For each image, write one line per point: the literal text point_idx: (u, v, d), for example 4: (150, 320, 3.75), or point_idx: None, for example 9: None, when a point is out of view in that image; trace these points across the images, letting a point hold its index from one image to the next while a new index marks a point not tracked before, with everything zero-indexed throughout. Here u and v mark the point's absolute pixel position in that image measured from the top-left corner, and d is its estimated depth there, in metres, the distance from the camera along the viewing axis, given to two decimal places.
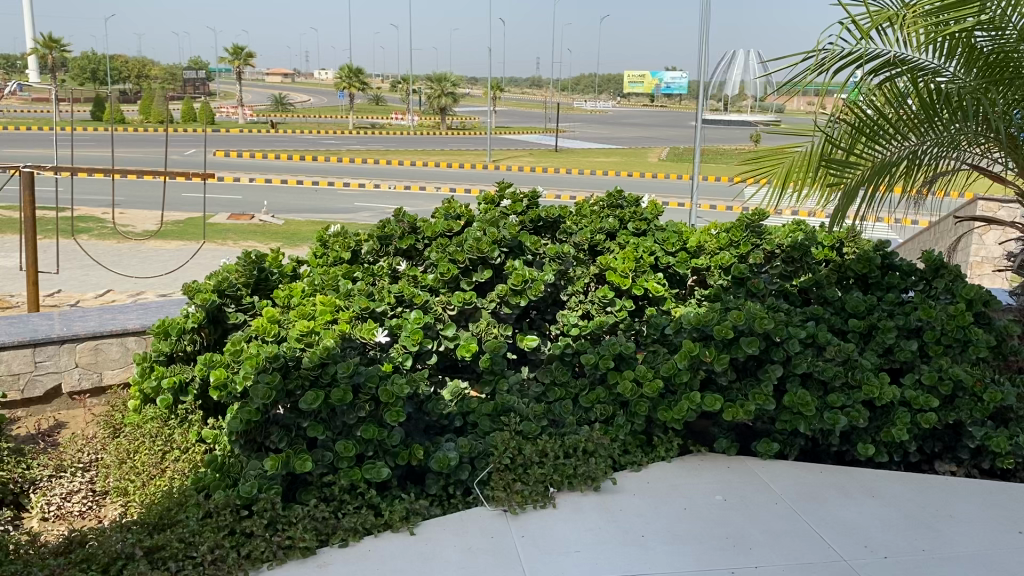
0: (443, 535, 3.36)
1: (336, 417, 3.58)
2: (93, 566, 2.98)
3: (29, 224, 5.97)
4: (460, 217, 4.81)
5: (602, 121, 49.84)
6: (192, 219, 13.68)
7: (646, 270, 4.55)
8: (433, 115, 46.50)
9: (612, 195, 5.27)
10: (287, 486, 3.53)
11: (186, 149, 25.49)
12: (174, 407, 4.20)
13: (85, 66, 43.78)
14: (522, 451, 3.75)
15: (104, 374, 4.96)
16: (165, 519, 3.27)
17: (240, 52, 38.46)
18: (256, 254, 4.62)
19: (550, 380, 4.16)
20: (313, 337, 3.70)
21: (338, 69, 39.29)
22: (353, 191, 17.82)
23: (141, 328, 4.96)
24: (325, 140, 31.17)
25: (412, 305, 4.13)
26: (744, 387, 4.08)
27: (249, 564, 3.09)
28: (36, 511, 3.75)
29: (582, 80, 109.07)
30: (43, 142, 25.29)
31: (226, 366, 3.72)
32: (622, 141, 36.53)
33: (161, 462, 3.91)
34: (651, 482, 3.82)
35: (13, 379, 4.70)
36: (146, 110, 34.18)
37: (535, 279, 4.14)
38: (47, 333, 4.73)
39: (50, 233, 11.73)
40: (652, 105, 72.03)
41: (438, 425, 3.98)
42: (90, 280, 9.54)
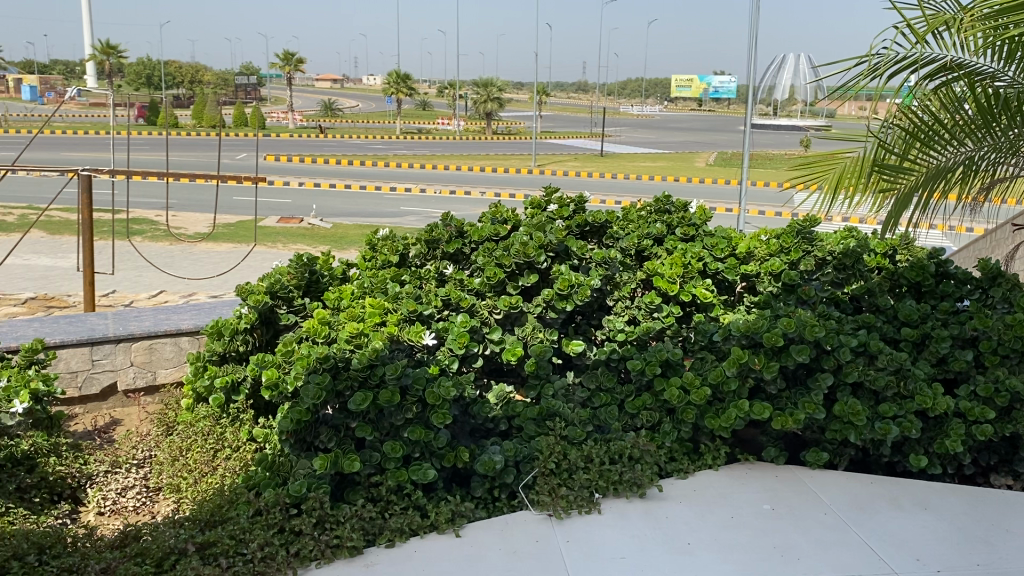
0: (489, 538, 3.39)
1: (384, 418, 3.62)
2: (147, 560, 3.03)
3: (86, 225, 6.12)
4: (507, 222, 4.82)
5: (649, 126, 49.55)
6: (243, 222, 13.91)
7: (694, 276, 4.52)
8: (479, 120, 46.66)
9: (660, 201, 5.27)
10: (334, 486, 3.57)
11: (238, 153, 25.94)
12: (225, 406, 4.27)
13: (141, 71, 44.78)
14: (568, 455, 3.76)
15: (158, 372, 5.09)
16: (216, 516, 3.33)
17: (291, 58, 38.99)
18: (308, 257, 4.67)
19: (596, 385, 4.16)
20: (363, 338, 3.74)
21: (386, 75, 39.61)
22: (401, 195, 17.99)
23: (195, 329, 5.07)
24: (373, 145, 31.49)
25: (459, 308, 4.15)
26: (793, 396, 4.03)
27: (298, 562, 3.16)
28: (92, 505, 3.85)
29: (629, 85, 108.59)
30: (99, 146, 25.92)
31: (278, 366, 3.80)
32: (669, 146, 36.32)
33: (213, 460, 3.99)
34: (698, 490, 3.79)
35: (71, 376, 4.83)
36: (198, 114, 34.85)
37: (582, 284, 4.15)
38: (104, 332, 4.86)
39: (106, 236, 12.03)
40: (699, 110, 71.44)
41: (483, 428, 3.99)
42: (144, 281, 9.75)
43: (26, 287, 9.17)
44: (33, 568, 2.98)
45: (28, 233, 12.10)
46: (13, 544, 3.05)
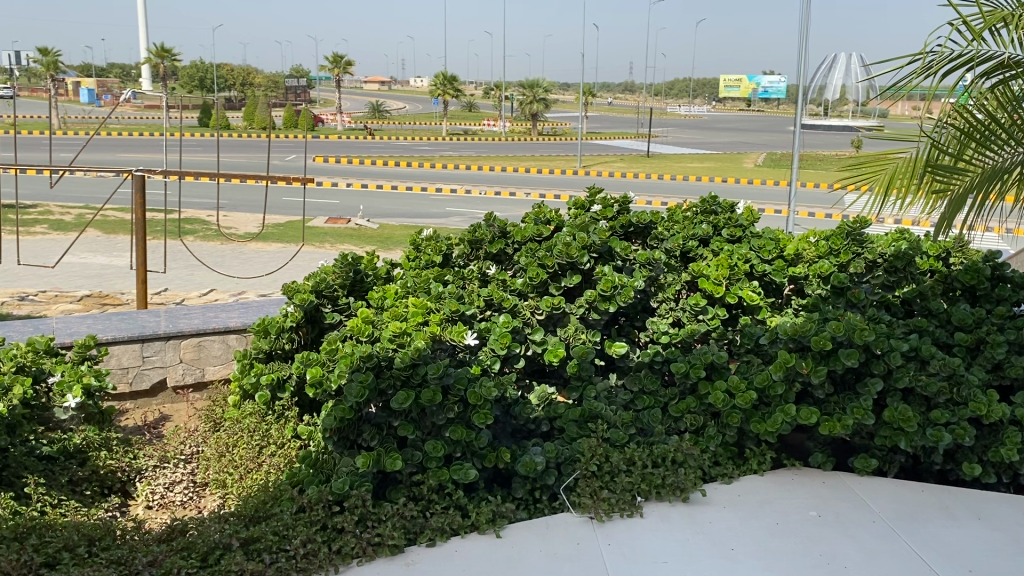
0: (530, 539, 3.38)
1: (426, 417, 3.63)
2: (193, 554, 3.08)
3: (138, 224, 6.23)
4: (550, 222, 4.80)
5: (695, 126, 49.10)
6: (292, 222, 14.11)
7: (741, 278, 4.46)
8: (525, 121, 46.68)
9: (706, 201, 5.22)
10: (377, 484, 3.59)
11: (287, 154, 26.30)
12: (271, 403, 4.33)
13: (194, 74, 45.63)
14: (610, 458, 3.72)
15: (206, 370, 5.17)
16: (261, 512, 3.37)
17: (338, 60, 39.40)
18: (353, 256, 4.72)
19: (639, 388, 4.11)
20: (406, 337, 3.75)
21: (433, 77, 39.85)
22: (446, 197, 18.08)
23: (243, 327, 5.15)
24: (420, 146, 31.72)
25: (501, 308, 4.15)
26: (842, 401, 3.95)
27: (340, 559, 3.18)
28: (142, 499, 3.92)
29: (676, 86, 107.77)
30: (154, 148, 26.48)
31: (322, 364, 3.81)
32: (717, 146, 35.97)
33: (258, 456, 4.04)
34: (742, 495, 3.73)
35: (122, 372, 4.93)
36: (250, 116, 35.38)
37: (625, 285, 4.10)
38: (154, 329, 4.95)
39: (159, 235, 12.28)
40: (747, 110, 70.61)
41: (525, 429, 3.98)
42: (194, 280, 9.93)
43: (83, 285, 9.41)
44: (84, 559, 3.04)
45: (84, 232, 12.40)
46: (64, 536, 3.13)
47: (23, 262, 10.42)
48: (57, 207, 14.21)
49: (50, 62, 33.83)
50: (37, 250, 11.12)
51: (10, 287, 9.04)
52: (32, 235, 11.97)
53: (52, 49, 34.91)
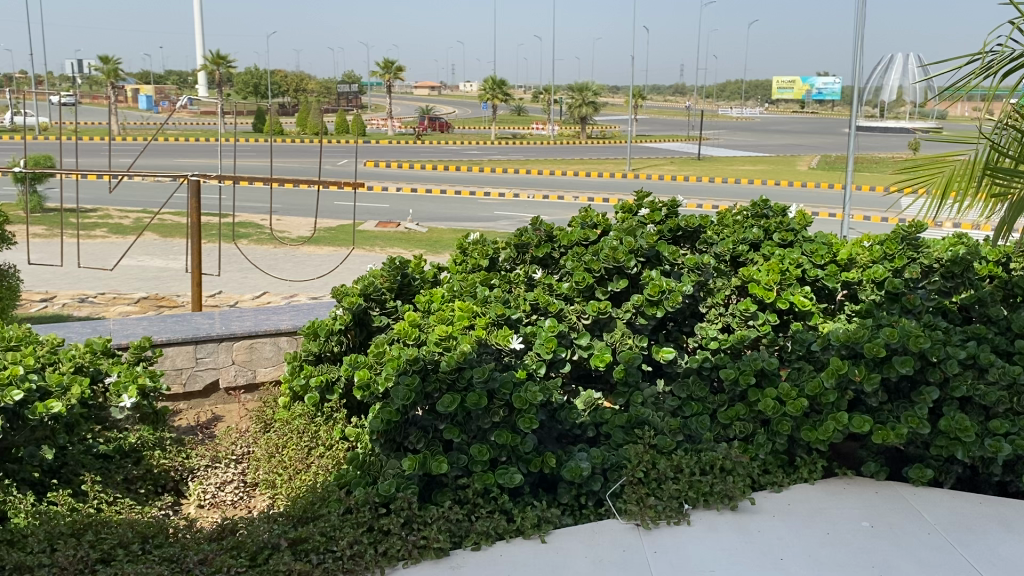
0: (575, 545, 3.36)
1: (471, 421, 3.65)
2: (243, 553, 3.13)
3: (194, 228, 6.28)
4: (596, 226, 4.78)
5: (747, 128, 48.46)
6: (343, 226, 14.30)
7: (792, 283, 4.37)
8: (574, 124, 46.59)
9: (757, 205, 5.15)
10: (423, 487, 3.61)
11: (339, 159, 26.61)
12: (320, 404, 4.38)
13: (249, 80, 46.48)
14: (657, 465, 3.68)
15: (258, 371, 5.26)
16: (309, 513, 3.41)
17: (390, 66, 39.71)
18: (400, 260, 4.75)
19: (687, 395, 4.04)
20: (451, 341, 3.72)
21: (483, 81, 39.98)
22: (495, 200, 18.14)
23: (293, 329, 5.22)
24: (469, 150, 31.85)
25: (547, 313, 4.15)
26: (896, 409, 3.87)
27: (386, 561, 3.20)
28: (194, 498, 4.01)
29: (728, 88, 106.65)
30: (210, 153, 27.02)
31: (369, 367, 3.85)
32: (768, 148, 35.49)
33: (307, 457, 4.08)
34: (792, 504, 3.67)
35: (176, 373, 5.04)
36: (303, 122, 35.92)
37: (673, 290, 4.04)
38: (208, 332, 5.05)
39: (214, 239, 12.53)
40: (800, 112, 69.58)
41: (571, 434, 3.97)
42: (247, 283, 10.11)
43: (140, 287, 9.65)
44: (137, 556, 3.11)
45: (142, 235, 12.71)
46: (119, 533, 3.20)
47: (83, 264, 10.71)
48: (116, 211, 14.60)
49: (111, 70, 34.79)
50: (97, 253, 11.42)
51: (70, 289, 9.31)
52: (92, 238, 12.30)
53: (113, 56, 35.84)
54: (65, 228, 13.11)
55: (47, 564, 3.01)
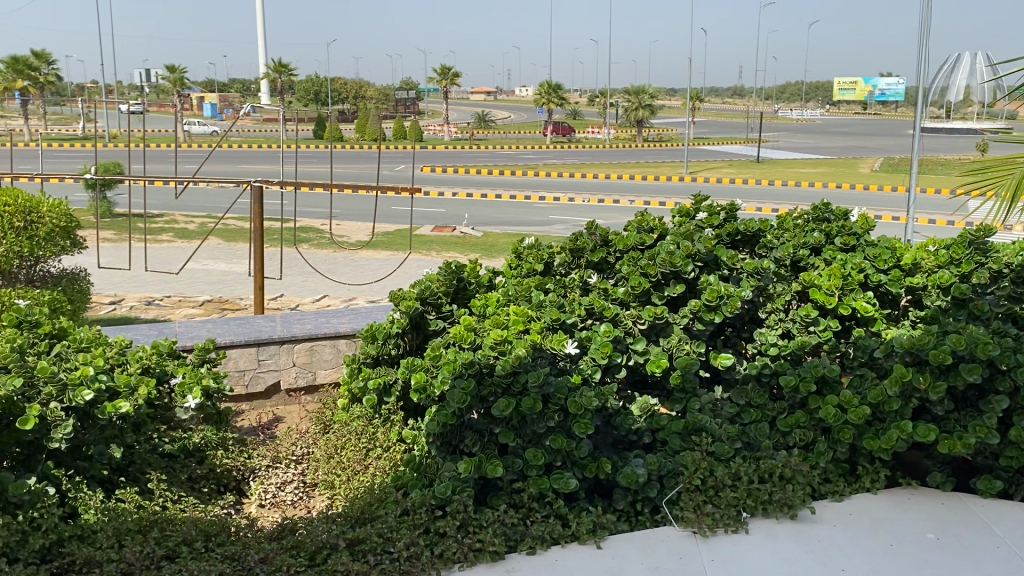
0: (631, 551, 3.34)
1: (527, 425, 3.65)
2: (302, 553, 3.19)
3: (256, 232, 6.42)
4: (653, 230, 4.76)
5: (808, 130, 47.51)
6: (400, 230, 14.46)
7: (855, 288, 4.27)
8: (631, 128, 46.35)
9: (818, 208, 5.06)
10: (478, 490, 3.63)
11: (397, 164, 26.91)
12: (378, 407, 4.43)
13: (309, 87, 47.28)
14: (714, 472, 3.63)
15: (318, 373, 5.35)
16: (366, 514, 3.45)
17: (447, 72, 40.00)
18: (456, 264, 4.78)
19: (745, 402, 3.98)
20: (506, 345, 3.73)
21: (538, 85, 40.00)
22: (551, 205, 18.15)
23: (352, 332, 5.31)
24: (525, 155, 31.94)
25: (602, 317, 4.14)
26: (963, 418, 3.76)
27: (442, 563, 3.22)
28: (254, 498, 4.08)
29: (788, 90, 104.90)
30: (271, 159, 27.60)
31: (426, 370, 3.87)
32: (830, 151, 34.76)
33: (365, 458, 4.13)
34: (854, 514, 3.60)
35: (239, 374, 5.15)
36: (361, 128, 36.43)
37: (731, 295, 3.99)
38: (270, 334, 5.17)
39: (275, 243, 12.79)
40: (862, 113, 68.13)
41: (627, 440, 3.94)
42: (308, 286, 10.32)
43: (204, 290, 9.89)
44: (200, 553, 3.19)
45: (206, 240, 13.04)
46: (183, 530, 3.28)
47: (150, 267, 11.03)
48: (182, 216, 14.99)
49: (176, 78, 35.72)
50: (163, 257, 11.74)
51: (138, 292, 9.58)
52: (159, 243, 12.65)
53: (179, 65, 36.83)
54: (133, 233, 13.51)
55: (115, 559, 3.10)
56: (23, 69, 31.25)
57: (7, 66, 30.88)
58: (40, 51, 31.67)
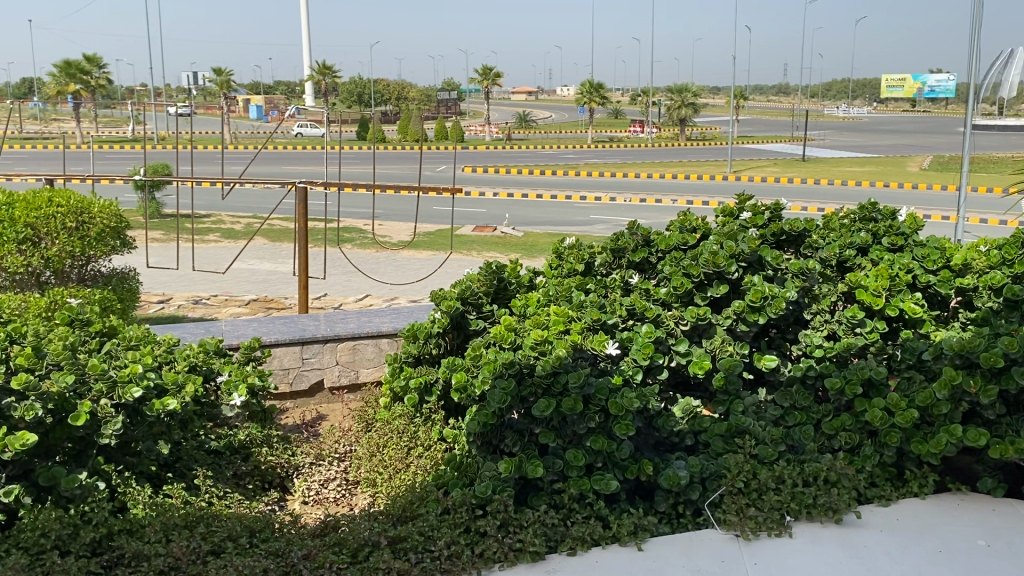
0: (673, 553, 3.33)
1: (567, 425, 3.64)
2: (344, 549, 3.22)
3: (301, 233, 6.49)
4: (696, 230, 4.72)
5: (855, 128, 46.75)
6: (442, 230, 14.54)
7: (902, 289, 4.19)
8: (673, 126, 45.99)
9: (865, 207, 4.97)
10: (519, 490, 3.63)
11: (439, 165, 27.05)
12: (419, 406, 4.46)
13: (353, 89, 47.76)
14: (758, 475, 3.59)
15: (360, 372, 5.41)
16: (407, 512, 3.47)
17: (488, 73, 40.07)
18: (497, 264, 4.79)
19: (790, 404, 3.92)
20: (547, 345, 3.73)
21: (580, 84, 39.89)
22: (592, 204, 18.10)
23: (394, 331, 5.36)
24: (566, 154, 31.90)
25: (644, 318, 4.11)
26: (1016, 423, 3.67)
27: (482, 563, 3.24)
28: (298, 494, 4.13)
29: (835, 87, 103.27)
30: (316, 160, 27.94)
31: (466, 369, 3.88)
32: (878, 149, 34.19)
33: (407, 457, 4.16)
34: (901, 519, 3.54)
35: (284, 373, 5.22)
36: (404, 129, 36.68)
37: (776, 296, 3.94)
38: (314, 333, 5.23)
39: (319, 243, 12.94)
40: (910, 111, 66.84)
41: (668, 442, 3.90)
42: (351, 285, 10.42)
43: (250, 289, 10.04)
44: (245, 549, 3.24)
45: (252, 240, 13.24)
46: (228, 526, 3.34)
47: (198, 267, 11.23)
48: (228, 217, 15.24)
49: (222, 81, 36.32)
50: (210, 257, 11.95)
51: (186, 291, 9.76)
52: (206, 243, 12.87)
53: (225, 68, 37.46)
54: (181, 233, 13.76)
55: (163, 553, 3.15)
56: (75, 73, 32.01)
57: (60, 71, 31.68)
58: (92, 55, 32.33)
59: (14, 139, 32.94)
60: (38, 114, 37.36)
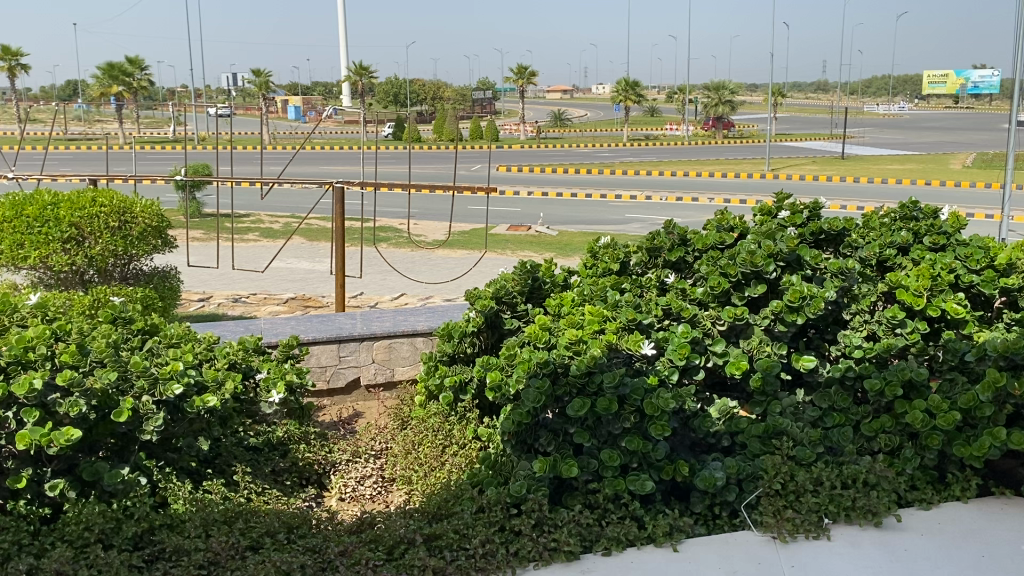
0: (709, 554, 3.31)
1: (602, 425, 3.63)
2: (380, 546, 3.25)
3: (338, 232, 6.54)
4: (734, 229, 4.67)
5: (895, 125, 46.03)
6: (477, 229, 14.58)
7: (945, 289, 4.10)
8: (710, 124, 45.62)
9: (906, 206, 4.90)
10: (553, 489, 3.63)
11: (474, 164, 27.12)
12: (454, 404, 4.48)
13: (389, 89, 48.05)
14: (795, 476, 3.55)
15: (396, 370, 5.44)
16: (443, 509, 3.49)
17: (524, 72, 40.01)
18: (531, 264, 4.79)
19: (828, 405, 3.87)
20: (582, 345, 3.71)
21: (616, 83, 39.71)
22: (628, 203, 18.03)
23: (429, 330, 5.38)
24: (602, 153, 31.80)
25: (680, 318, 4.08)
26: None
27: (517, 561, 3.24)
28: (335, 491, 4.16)
29: (875, 83, 101.74)
30: (353, 160, 28.14)
31: (501, 369, 3.89)
32: (920, 146, 33.61)
33: (442, 455, 4.17)
34: (942, 524, 3.50)
35: (321, 370, 5.28)
36: (440, 129, 36.81)
37: (815, 296, 3.89)
38: (350, 331, 5.27)
39: (355, 243, 13.04)
40: (952, 107, 65.66)
41: (705, 443, 3.88)
42: (387, 284, 10.49)
43: (288, 288, 10.15)
44: (282, 545, 3.28)
45: (290, 239, 13.37)
46: (266, 522, 3.38)
47: (237, 266, 11.37)
48: (267, 216, 15.42)
49: (261, 82, 36.74)
50: (249, 256, 12.10)
51: (225, 290, 9.89)
52: (245, 242, 13.03)
53: (264, 69, 37.86)
54: (220, 233, 13.94)
55: (202, 548, 3.20)
56: (118, 75, 32.60)
57: (104, 72, 32.27)
58: (134, 58, 32.95)
59: (59, 141, 33.62)
60: (81, 115, 38.09)
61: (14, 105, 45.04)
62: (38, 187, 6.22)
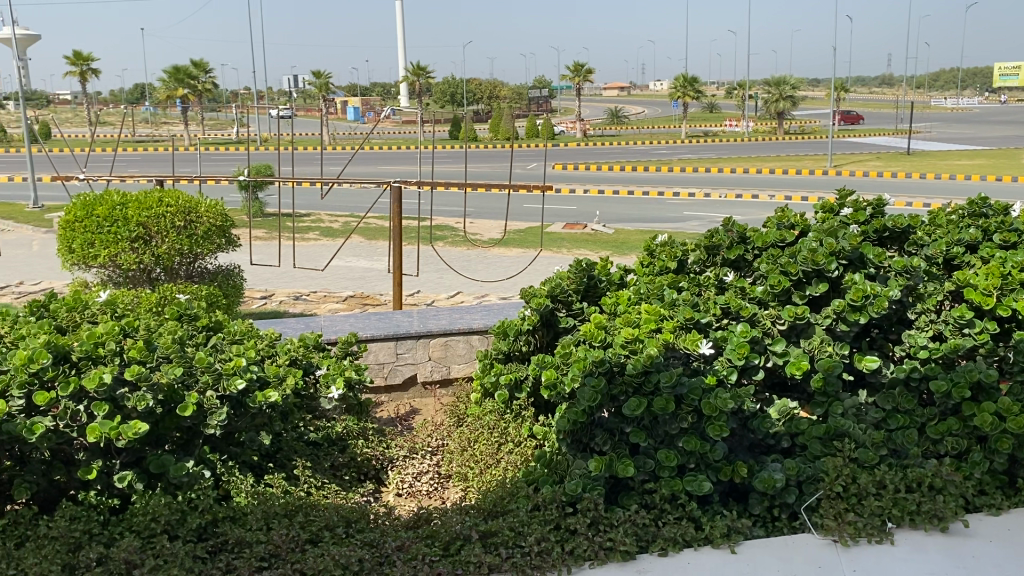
0: (768, 557, 3.27)
1: (658, 425, 3.60)
2: (436, 542, 3.28)
3: (396, 230, 6.60)
4: (794, 227, 4.60)
5: (963, 120, 44.72)
6: (533, 228, 14.58)
7: (1016, 287, 3.96)
8: (770, 120, 44.88)
9: (974, 203, 4.78)
10: (609, 488, 3.61)
11: (530, 163, 27.16)
12: (509, 402, 4.50)
13: (446, 89, 48.33)
14: (858, 479, 3.48)
15: (452, 367, 5.48)
16: (498, 507, 3.51)
17: (581, 70, 39.83)
18: (587, 262, 4.77)
19: (892, 406, 3.77)
20: (638, 343, 3.67)
21: (674, 80, 39.30)
22: (686, 201, 17.86)
23: (485, 328, 5.41)
24: (659, 150, 31.51)
25: (739, 317, 4.02)
26: None
27: (573, 560, 3.24)
28: (392, 487, 4.20)
29: (942, 77, 98.95)
30: (411, 159, 28.38)
31: (556, 367, 3.88)
32: (989, 140, 32.60)
33: (498, 452, 4.19)
34: (1011, 530, 3.42)
35: (379, 367, 5.34)
36: (496, 128, 36.90)
37: (878, 295, 3.80)
38: (407, 329, 5.32)
39: (412, 241, 13.14)
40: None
41: (764, 444, 3.80)
42: (444, 283, 10.57)
43: (347, 286, 10.29)
44: (342, 539, 3.33)
45: (349, 239, 13.55)
46: (326, 516, 3.44)
47: (298, 265, 11.57)
48: (327, 215, 15.64)
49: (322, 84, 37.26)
50: (310, 255, 12.29)
51: (287, 288, 10.07)
52: (305, 241, 13.25)
53: (324, 71, 38.43)
54: (282, 232, 14.19)
55: (264, 541, 3.27)
56: (184, 78, 33.40)
57: (170, 76, 33.08)
58: (200, 61, 33.76)
59: (128, 142, 34.64)
60: (149, 117, 39.07)
61: (87, 108, 46.62)
62: (108, 187, 6.41)
